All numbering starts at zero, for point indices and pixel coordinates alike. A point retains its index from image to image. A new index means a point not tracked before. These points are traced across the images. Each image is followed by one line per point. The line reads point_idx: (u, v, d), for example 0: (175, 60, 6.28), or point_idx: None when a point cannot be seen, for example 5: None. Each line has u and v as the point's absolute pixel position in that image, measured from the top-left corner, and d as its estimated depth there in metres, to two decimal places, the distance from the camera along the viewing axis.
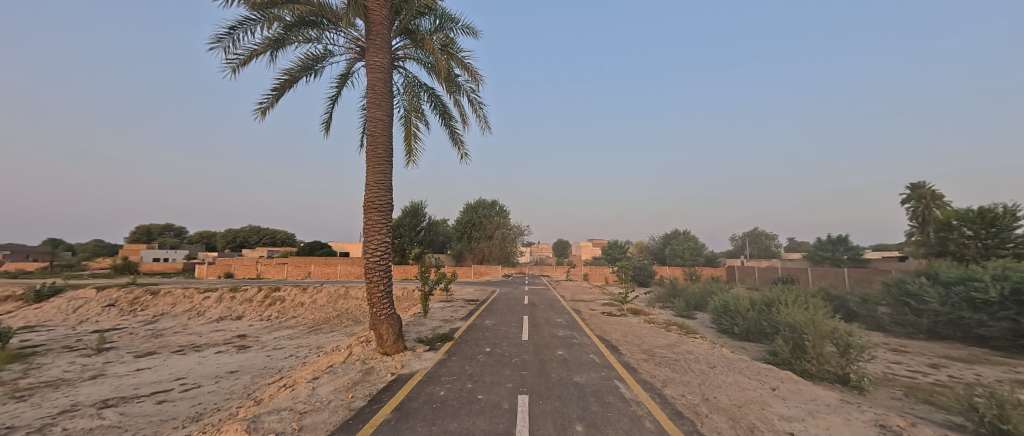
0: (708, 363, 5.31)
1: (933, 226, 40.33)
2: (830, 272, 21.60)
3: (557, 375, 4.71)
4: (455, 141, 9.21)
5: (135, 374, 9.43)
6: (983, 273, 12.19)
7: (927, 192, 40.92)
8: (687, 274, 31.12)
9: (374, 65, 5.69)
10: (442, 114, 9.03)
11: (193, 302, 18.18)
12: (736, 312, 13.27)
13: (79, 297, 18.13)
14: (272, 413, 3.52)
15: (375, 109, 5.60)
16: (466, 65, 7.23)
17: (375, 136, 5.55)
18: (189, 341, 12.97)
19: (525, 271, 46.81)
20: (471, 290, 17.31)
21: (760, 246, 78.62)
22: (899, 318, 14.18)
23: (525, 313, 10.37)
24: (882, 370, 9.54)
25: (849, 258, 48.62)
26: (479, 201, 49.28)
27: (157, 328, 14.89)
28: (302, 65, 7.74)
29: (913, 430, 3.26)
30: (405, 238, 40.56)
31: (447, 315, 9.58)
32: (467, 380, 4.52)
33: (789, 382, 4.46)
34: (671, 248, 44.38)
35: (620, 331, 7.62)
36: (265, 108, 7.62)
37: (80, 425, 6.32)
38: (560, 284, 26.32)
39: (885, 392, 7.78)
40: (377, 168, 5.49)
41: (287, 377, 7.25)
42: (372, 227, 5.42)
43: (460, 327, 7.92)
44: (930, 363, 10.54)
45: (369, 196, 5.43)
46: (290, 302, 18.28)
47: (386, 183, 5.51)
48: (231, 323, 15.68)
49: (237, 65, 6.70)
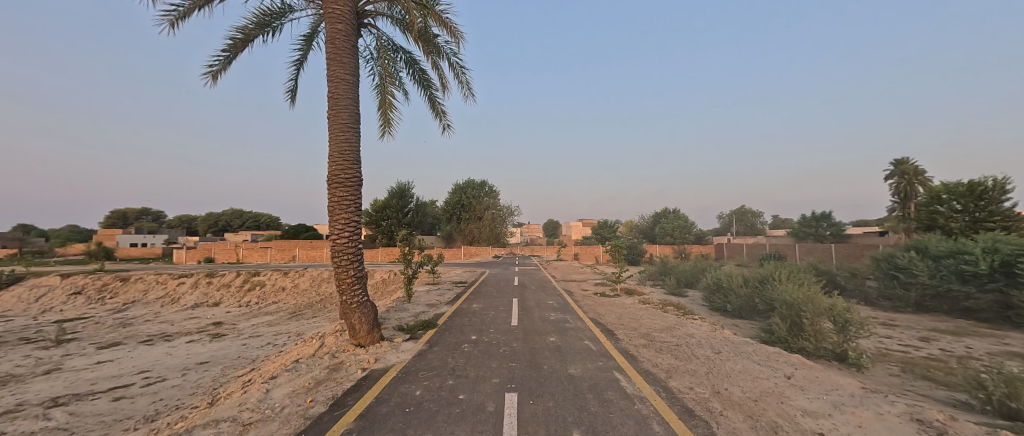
0: (712, 348, 4.89)
1: (914, 202, 41.10)
2: (818, 248, 21.74)
3: (550, 367, 4.22)
4: (436, 111, 8.41)
5: (94, 367, 8.74)
6: (974, 246, 12.16)
7: (910, 168, 41.43)
8: (677, 253, 31.11)
9: (334, 13, 4.72)
10: (421, 81, 8.18)
11: (167, 289, 17.31)
12: (728, 289, 13.10)
13: (42, 285, 17.05)
14: (209, 426, 2.92)
15: (336, 67, 4.75)
16: (444, 22, 6.38)
17: (337, 100, 4.74)
18: (160, 330, 12.23)
19: (516, 252, 46.52)
20: (460, 271, 16.83)
21: (746, 224, 79.80)
22: (888, 292, 14.21)
23: (515, 295, 9.92)
24: (876, 345, 9.42)
25: (832, 234, 49.63)
26: (467, 181, 48.25)
27: (126, 317, 14.06)
28: (257, 21, 6.78)
29: (955, 425, 2.84)
30: (392, 219, 39.62)
31: (433, 300, 9.05)
32: (448, 376, 3.99)
33: (804, 369, 4.06)
34: (661, 226, 44.47)
35: (614, 314, 7.21)
36: (216, 73, 6.76)
37: (20, 428, 5.65)
38: (551, 264, 26.06)
39: (883, 369, 7.58)
40: (341, 137, 4.73)
41: (256, 371, 6.67)
42: (336, 205, 4.71)
43: (445, 313, 7.40)
44: (920, 336, 10.50)
45: (334, 170, 4.71)
46: (270, 287, 17.56)
47: (353, 155, 4.79)
48: (207, 310, 14.95)
49: (175, 19, 5.76)
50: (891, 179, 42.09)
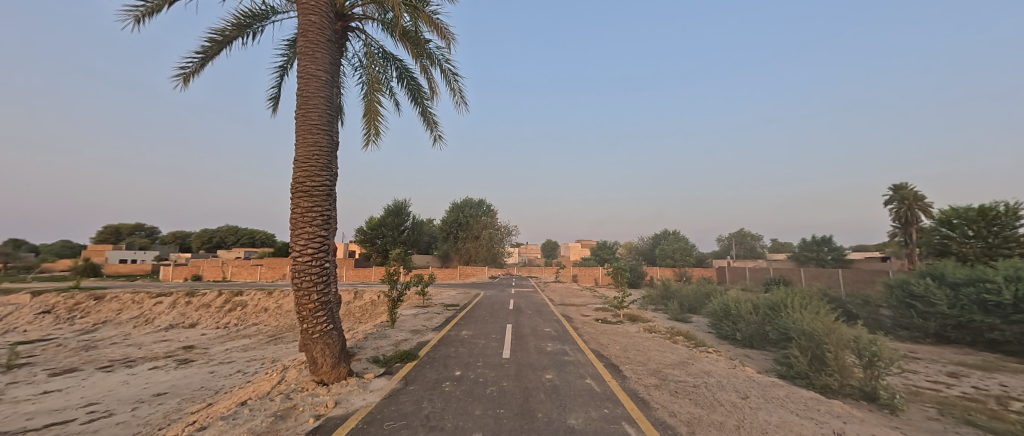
0: (737, 392, 4.14)
1: (916, 228, 40.67)
2: (824, 273, 21.04)
3: (545, 417, 3.46)
4: (428, 122, 7.94)
5: (37, 399, 7.81)
6: (995, 274, 11.45)
7: (909, 193, 41.22)
8: (678, 276, 30.26)
9: (308, 3, 4.25)
10: (412, 90, 7.73)
11: (142, 308, 16.39)
12: (737, 316, 12.30)
13: (9, 303, 16.08)
14: None
15: (307, 62, 4.19)
16: (436, 24, 5.95)
17: (307, 98, 4.15)
18: (124, 354, 11.27)
19: (513, 272, 45.50)
20: (453, 293, 16.00)
21: (746, 247, 79.17)
22: (904, 321, 13.42)
23: (509, 320, 9.13)
24: (903, 381, 8.60)
25: (833, 259, 48.97)
26: (465, 199, 47.77)
27: (92, 338, 13.10)
28: (237, 23, 6.34)
29: None
30: (387, 238, 38.85)
31: (418, 325, 8.26)
32: (418, 427, 3.23)
33: (854, 424, 3.33)
34: (661, 248, 43.75)
35: (619, 345, 6.44)
36: (188, 75, 6.25)
37: None
38: (549, 286, 25.19)
39: (918, 410, 6.75)
40: (310, 140, 4.11)
41: (208, 408, 5.80)
42: (299, 216, 4.03)
43: (430, 342, 6.63)
44: (948, 372, 9.67)
45: (299, 177, 4.07)
46: (252, 308, 16.65)
47: (323, 160, 4.17)
48: (182, 332, 14.00)
49: (141, 15, 5.29)
50: (891, 204, 41.79)
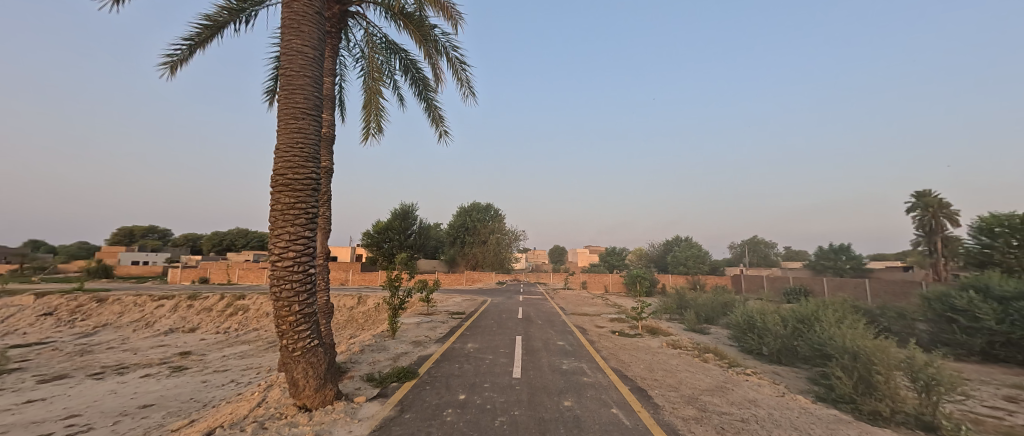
0: (796, 429, 3.45)
1: (941, 236, 38.37)
2: (849, 284, 19.87)
3: None
4: (432, 117, 7.43)
5: (18, 409, 7.39)
6: None
7: (934, 200, 39.05)
8: (691, 284, 29.15)
9: None
10: (416, 79, 7.22)
11: (143, 312, 16.26)
12: (763, 329, 11.46)
13: (13, 304, 15.74)
14: None
15: (291, 37, 3.61)
16: (441, 6, 5.39)
17: (289, 77, 3.55)
18: (119, 359, 10.91)
19: (520, 278, 44.56)
20: (459, 300, 15.45)
21: (760, 255, 77.02)
22: None
23: (519, 330, 8.52)
24: (990, 390, 7.39)
25: (852, 268, 46.89)
26: (472, 204, 47.37)
27: (91, 342, 12.80)
28: (228, 7, 5.79)
29: None
30: (394, 241, 38.52)
31: (421, 336, 7.70)
32: None
33: None
34: (673, 255, 42.60)
35: (643, 363, 5.74)
36: (176, 63, 5.79)
37: None
38: (559, 294, 24.36)
39: (994, 425, 5.80)
40: (291, 125, 3.51)
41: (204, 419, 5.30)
42: (279, 214, 3.43)
43: (432, 356, 6.02)
44: (1007, 372, 8.62)
45: (280, 169, 3.47)
46: (253, 312, 16.51)
47: (309, 150, 3.56)
48: (180, 337, 13.65)
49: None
50: (914, 211, 39.54)
